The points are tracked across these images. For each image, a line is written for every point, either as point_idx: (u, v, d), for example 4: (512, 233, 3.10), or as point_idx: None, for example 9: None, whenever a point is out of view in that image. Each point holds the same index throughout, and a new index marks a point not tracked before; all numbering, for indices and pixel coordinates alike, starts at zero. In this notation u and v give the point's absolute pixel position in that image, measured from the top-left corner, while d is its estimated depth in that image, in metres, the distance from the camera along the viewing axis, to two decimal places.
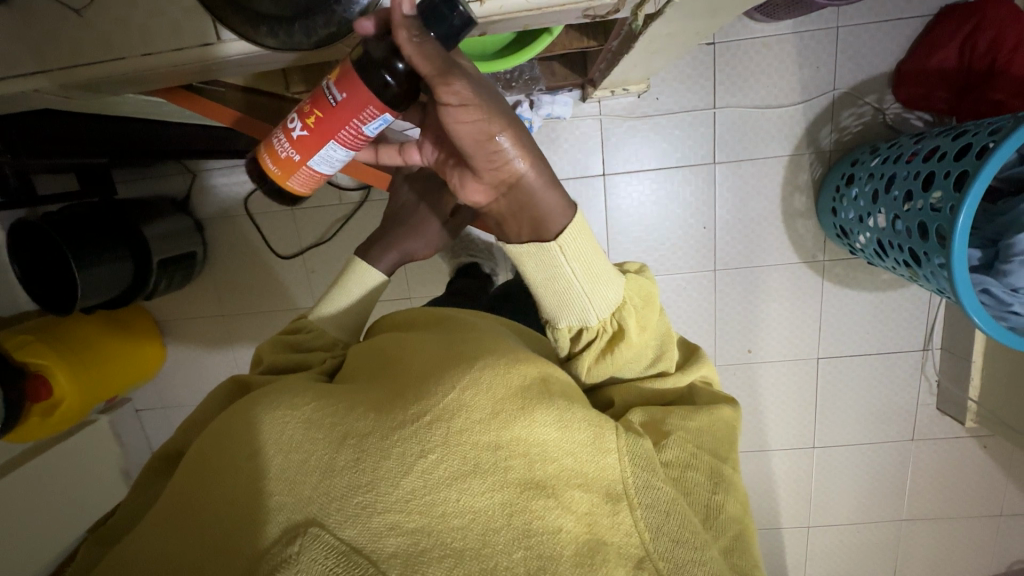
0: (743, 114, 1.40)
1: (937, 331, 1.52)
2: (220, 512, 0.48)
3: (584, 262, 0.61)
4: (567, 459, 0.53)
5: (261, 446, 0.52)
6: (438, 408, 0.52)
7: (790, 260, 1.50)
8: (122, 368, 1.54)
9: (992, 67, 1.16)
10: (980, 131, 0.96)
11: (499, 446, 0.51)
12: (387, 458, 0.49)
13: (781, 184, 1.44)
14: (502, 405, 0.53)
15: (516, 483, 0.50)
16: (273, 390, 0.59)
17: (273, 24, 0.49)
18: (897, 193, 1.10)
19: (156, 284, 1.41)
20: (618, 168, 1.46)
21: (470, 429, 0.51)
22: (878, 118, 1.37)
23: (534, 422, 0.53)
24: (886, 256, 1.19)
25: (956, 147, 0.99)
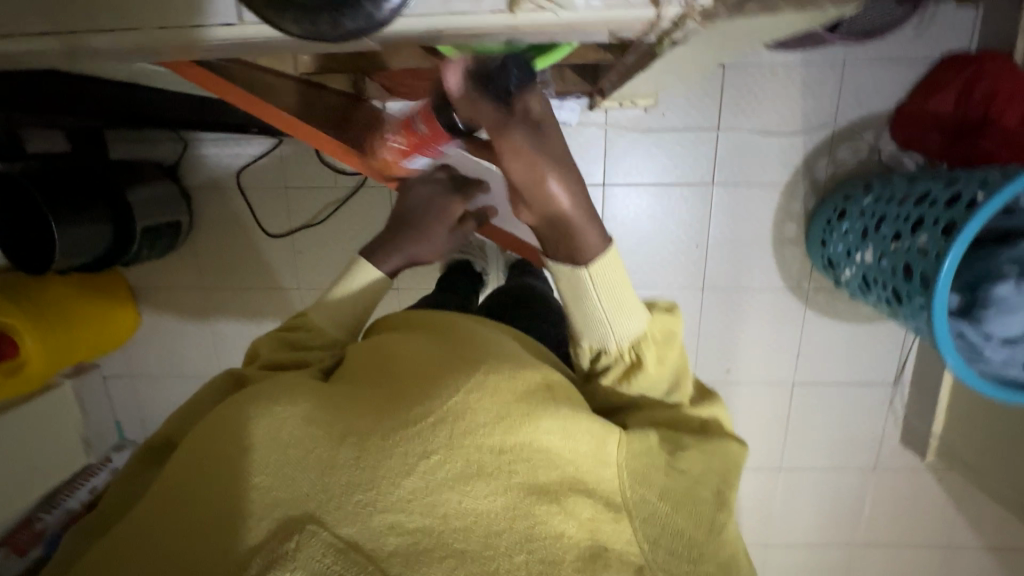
0: (745, 138, 1.42)
1: (908, 366, 1.57)
2: (218, 505, 0.48)
3: (612, 295, 0.62)
4: (569, 467, 0.53)
5: (258, 439, 0.51)
6: (441, 411, 0.52)
7: (777, 285, 1.53)
8: (93, 334, 1.49)
9: (986, 118, 1.19)
10: (970, 180, 0.99)
11: (503, 450, 0.51)
12: (388, 456, 0.49)
13: (774, 211, 1.47)
14: (506, 408, 0.53)
15: (519, 488, 0.50)
16: (270, 386, 0.58)
17: (299, 11, 0.44)
18: (889, 232, 1.13)
19: (138, 251, 1.36)
20: (617, 179, 1.47)
21: (474, 432, 0.51)
22: (874, 156, 1.40)
23: (539, 427, 0.53)
24: (870, 291, 1.22)
25: (948, 193, 1.02)
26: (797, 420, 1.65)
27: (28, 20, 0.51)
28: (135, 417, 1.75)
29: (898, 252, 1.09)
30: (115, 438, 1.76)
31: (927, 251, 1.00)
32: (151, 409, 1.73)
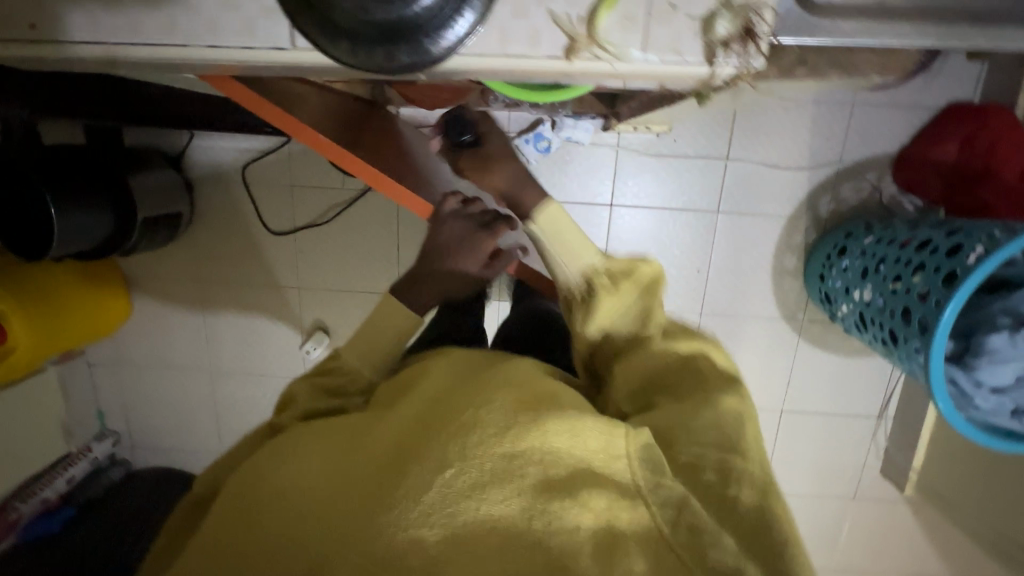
0: (752, 169, 1.44)
1: (893, 401, 1.61)
2: (252, 546, 0.50)
3: (558, 234, 0.82)
4: (582, 463, 0.52)
5: (285, 485, 0.54)
6: (454, 431, 0.54)
7: (773, 315, 1.55)
8: (83, 321, 1.46)
9: (985, 168, 1.23)
10: (973, 233, 1.02)
11: (513, 455, 0.52)
12: (405, 484, 0.51)
13: (775, 242, 1.49)
14: (515, 424, 0.54)
15: (533, 488, 0.50)
16: (304, 433, 0.62)
17: (354, 41, 0.44)
18: (889, 274, 1.17)
19: (138, 241, 1.35)
20: (624, 201, 1.48)
21: (484, 444, 0.53)
22: (875, 196, 1.43)
23: (546, 430, 0.54)
24: (865, 329, 1.25)
25: (950, 242, 1.05)
26: (784, 448, 1.68)
27: (71, 28, 0.50)
28: (120, 407, 1.71)
29: (897, 294, 1.12)
30: (98, 427, 1.72)
31: (927, 298, 1.03)
32: (137, 399, 1.70)
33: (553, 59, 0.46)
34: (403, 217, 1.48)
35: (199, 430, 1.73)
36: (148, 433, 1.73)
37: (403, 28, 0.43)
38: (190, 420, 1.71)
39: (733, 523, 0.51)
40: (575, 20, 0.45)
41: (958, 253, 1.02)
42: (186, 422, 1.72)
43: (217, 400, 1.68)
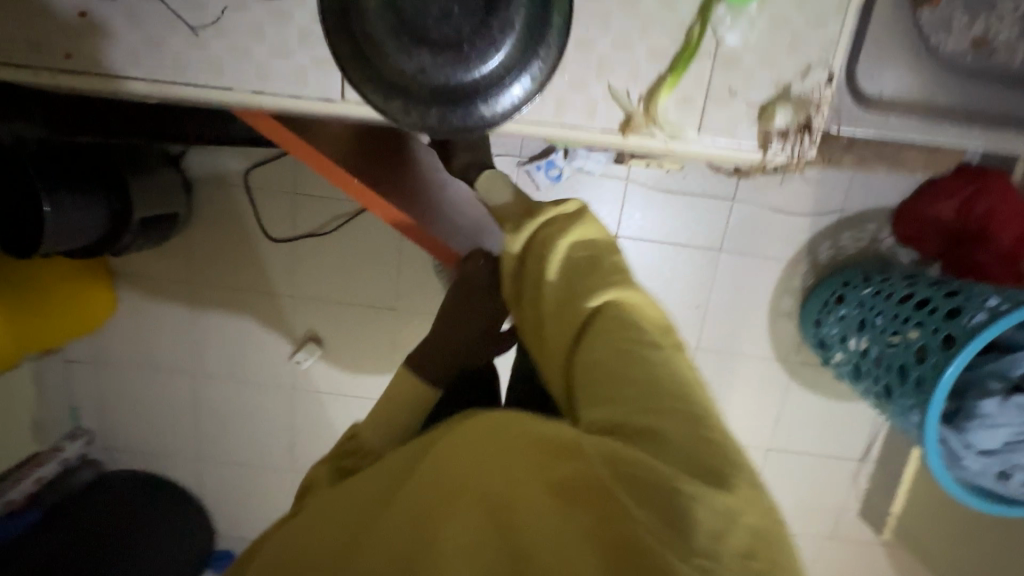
0: (757, 212, 1.46)
1: (876, 446, 1.64)
2: None
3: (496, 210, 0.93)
4: (529, 465, 0.56)
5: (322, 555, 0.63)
6: (417, 483, 0.63)
7: (766, 354, 1.57)
8: (66, 318, 1.41)
9: (983, 230, 1.27)
10: (971, 297, 1.05)
11: (464, 483, 0.58)
12: (398, 541, 0.57)
13: (774, 284, 1.51)
14: (487, 471, 0.57)
15: (486, 501, 0.55)
16: (313, 511, 0.72)
17: (411, 104, 0.70)
18: (886, 328, 1.19)
19: (131, 241, 1.30)
20: (629, 233, 1.48)
21: (439, 485, 0.60)
22: (873, 246, 1.46)
23: (490, 455, 0.59)
24: (860, 379, 1.27)
25: (948, 304, 1.08)
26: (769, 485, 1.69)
27: None
28: (97, 404, 1.65)
29: (894, 350, 1.14)
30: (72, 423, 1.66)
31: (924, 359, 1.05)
32: (116, 398, 1.64)
33: (614, 133, 0.77)
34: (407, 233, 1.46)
35: (179, 433, 1.67)
36: (124, 433, 1.68)
37: (448, 103, 0.70)
38: (169, 422, 1.66)
39: (634, 484, 0.52)
40: (634, 110, 0.75)
41: (955, 316, 1.04)
42: (165, 424, 1.66)
43: (200, 404, 1.64)
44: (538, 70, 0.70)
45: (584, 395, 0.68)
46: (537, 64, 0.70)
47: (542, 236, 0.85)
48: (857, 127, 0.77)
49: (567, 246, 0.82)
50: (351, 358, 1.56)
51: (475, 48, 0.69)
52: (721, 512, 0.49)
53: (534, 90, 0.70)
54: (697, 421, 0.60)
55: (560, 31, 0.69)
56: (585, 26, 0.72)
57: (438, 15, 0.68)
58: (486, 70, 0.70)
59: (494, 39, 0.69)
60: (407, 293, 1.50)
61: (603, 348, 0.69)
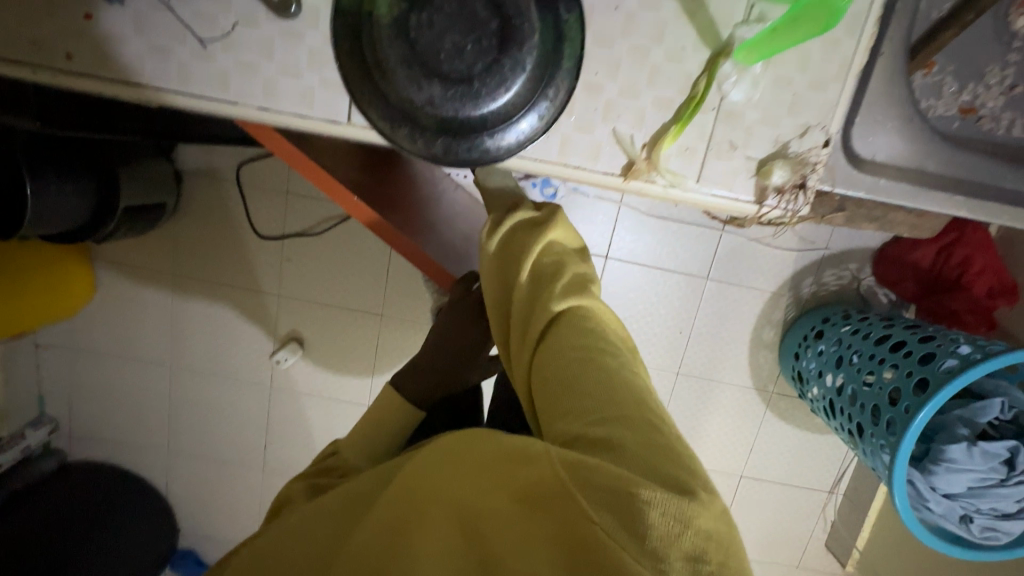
0: (745, 244, 1.49)
1: (845, 479, 1.67)
2: None
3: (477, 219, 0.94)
4: (493, 483, 0.55)
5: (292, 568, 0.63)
6: (384, 506, 0.61)
7: (745, 383, 1.60)
8: (39, 303, 1.37)
9: (961, 280, 1.31)
10: (944, 344, 1.08)
11: (431, 506, 0.57)
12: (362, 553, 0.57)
13: (757, 315, 1.54)
14: (451, 481, 0.58)
15: (454, 528, 0.54)
16: (280, 533, 0.70)
17: (417, 133, 0.71)
18: (861, 368, 1.22)
19: (115, 230, 1.27)
20: (620, 255, 1.50)
21: (406, 511, 0.59)
22: (854, 284, 1.50)
23: (456, 477, 0.58)
24: (833, 416, 1.30)
25: (922, 349, 1.11)
26: (738, 514, 1.71)
27: None
28: (66, 393, 1.61)
29: (868, 390, 1.17)
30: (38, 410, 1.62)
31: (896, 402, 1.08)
32: (86, 388, 1.60)
33: (613, 175, 0.78)
34: None
35: (150, 427, 1.64)
36: (93, 424, 1.63)
37: (455, 134, 0.71)
38: (140, 415, 1.62)
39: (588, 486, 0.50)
40: (637, 156, 0.76)
41: (928, 362, 1.07)
42: (136, 417, 1.63)
43: (174, 398, 1.60)
44: (546, 109, 0.72)
45: (544, 409, 0.68)
46: (545, 103, 0.72)
47: (515, 244, 0.87)
48: (850, 188, 0.78)
49: (539, 252, 0.84)
50: (334, 360, 1.55)
51: (485, 85, 0.69)
52: (675, 515, 0.48)
53: (541, 128, 0.72)
54: (650, 426, 0.59)
55: (571, 73, 0.71)
56: (594, 71, 0.74)
57: (450, 49, 0.68)
58: (495, 107, 0.70)
59: (504, 77, 0.69)
60: (395, 299, 1.49)
61: (563, 356, 0.69)
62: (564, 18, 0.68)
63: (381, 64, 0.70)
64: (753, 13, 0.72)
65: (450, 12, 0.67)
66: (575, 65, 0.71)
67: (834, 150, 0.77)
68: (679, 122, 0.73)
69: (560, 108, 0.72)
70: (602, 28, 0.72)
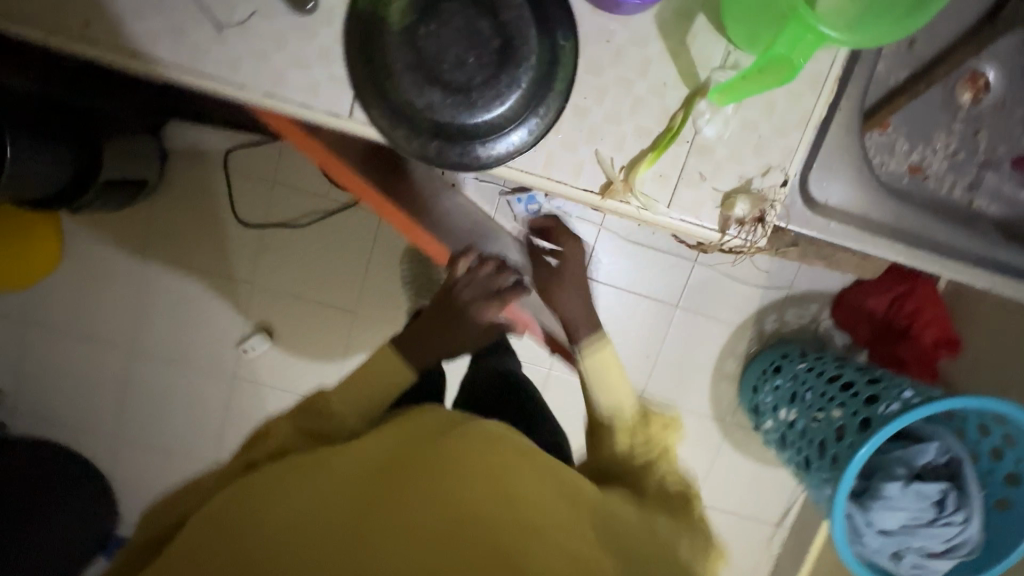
0: (714, 277, 1.56)
1: (792, 513, 1.73)
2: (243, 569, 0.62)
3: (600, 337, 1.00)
4: (543, 523, 0.69)
5: (295, 513, 0.66)
6: (434, 488, 0.70)
7: (704, 412, 1.65)
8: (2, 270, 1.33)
9: (908, 330, 1.39)
10: (889, 387, 1.15)
11: (484, 513, 0.68)
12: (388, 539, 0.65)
13: (721, 346, 1.60)
14: (480, 500, 0.69)
15: (498, 541, 0.66)
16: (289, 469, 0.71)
17: (408, 132, 0.76)
18: (814, 404, 1.28)
19: (93, 200, 1.26)
20: (595, 276, 1.55)
21: (459, 505, 0.68)
22: (813, 325, 1.58)
23: (512, 493, 0.70)
24: (784, 448, 1.35)
25: (869, 390, 1.17)
26: None
27: None
28: (15, 366, 1.55)
29: (818, 426, 1.23)
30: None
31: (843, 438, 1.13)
32: (38, 362, 1.55)
33: (592, 192, 0.81)
34: (381, 239, 1.47)
35: (101, 409, 1.58)
36: (39, 401, 1.57)
37: (449, 140, 0.76)
38: (92, 395, 1.57)
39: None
40: (615, 176, 0.80)
41: (874, 403, 1.14)
42: (88, 397, 1.57)
43: (131, 380, 1.56)
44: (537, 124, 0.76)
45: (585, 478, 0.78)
46: (536, 118, 0.76)
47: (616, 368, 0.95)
48: (805, 228, 0.85)
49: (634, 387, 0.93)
50: (301, 355, 1.53)
51: (481, 97, 0.75)
52: None
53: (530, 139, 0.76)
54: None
55: (561, 94, 0.76)
56: (584, 95, 0.78)
57: (453, 61, 0.75)
58: (488, 118, 0.76)
59: (500, 92, 0.75)
60: (371, 298, 1.50)
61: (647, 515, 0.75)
62: (560, 45, 0.75)
63: (385, 66, 0.75)
64: (729, 61, 0.78)
65: (457, 27, 0.74)
66: (565, 83, 0.75)
67: (792, 191, 0.84)
68: (655, 149, 0.78)
69: (550, 123, 0.76)
70: (593, 57, 0.77)
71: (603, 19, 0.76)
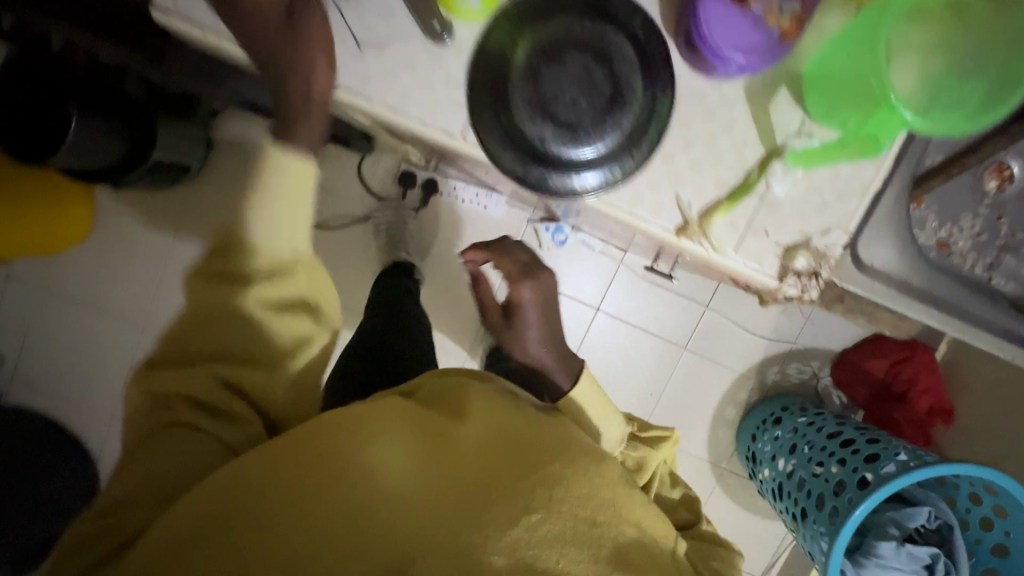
0: (724, 323, 1.61)
1: (777, 567, 1.73)
2: (307, 523, 0.58)
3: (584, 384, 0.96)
4: (609, 506, 0.69)
5: (369, 462, 0.64)
6: (505, 456, 0.69)
7: (701, 454, 1.67)
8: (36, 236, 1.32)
9: (905, 395, 1.44)
10: (887, 447, 1.19)
11: (556, 491, 0.66)
12: (424, 496, 0.62)
13: (723, 392, 1.64)
14: (507, 460, 0.68)
15: (571, 517, 0.65)
16: (354, 415, 0.69)
17: (511, 158, 0.81)
18: (813, 457, 1.31)
19: (137, 177, 1.28)
20: (610, 309, 1.59)
21: (534, 475, 0.67)
22: (813, 380, 1.62)
23: (580, 473, 0.70)
24: (779, 499, 1.38)
25: (868, 449, 1.21)
26: None
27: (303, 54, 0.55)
28: (22, 332, 1.53)
29: (817, 479, 1.26)
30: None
31: (842, 493, 1.17)
32: (48, 331, 1.53)
33: (667, 230, 0.86)
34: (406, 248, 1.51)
35: (98, 386, 1.55)
36: (41, 371, 1.55)
37: (548, 168, 0.81)
38: (94, 371, 1.54)
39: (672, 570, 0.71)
40: (690, 218, 0.86)
41: (873, 461, 1.17)
42: (87, 373, 1.55)
43: (137, 360, 1.54)
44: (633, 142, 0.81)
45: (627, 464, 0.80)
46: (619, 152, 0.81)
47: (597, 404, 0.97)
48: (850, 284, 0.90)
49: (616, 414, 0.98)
50: None
51: (587, 132, 0.81)
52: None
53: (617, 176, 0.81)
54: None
55: (646, 139, 0.81)
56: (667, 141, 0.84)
57: (568, 101, 0.80)
58: (588, 152, 0.81)
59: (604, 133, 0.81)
60: None
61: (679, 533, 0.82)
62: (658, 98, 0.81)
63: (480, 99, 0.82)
64: (804, 128, 0.84)
65: (576, 72, 0.80)
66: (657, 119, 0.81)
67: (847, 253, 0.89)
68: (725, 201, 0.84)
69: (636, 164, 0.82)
70: (680, 109, 0.83)
71: (695, 78, 0.83)
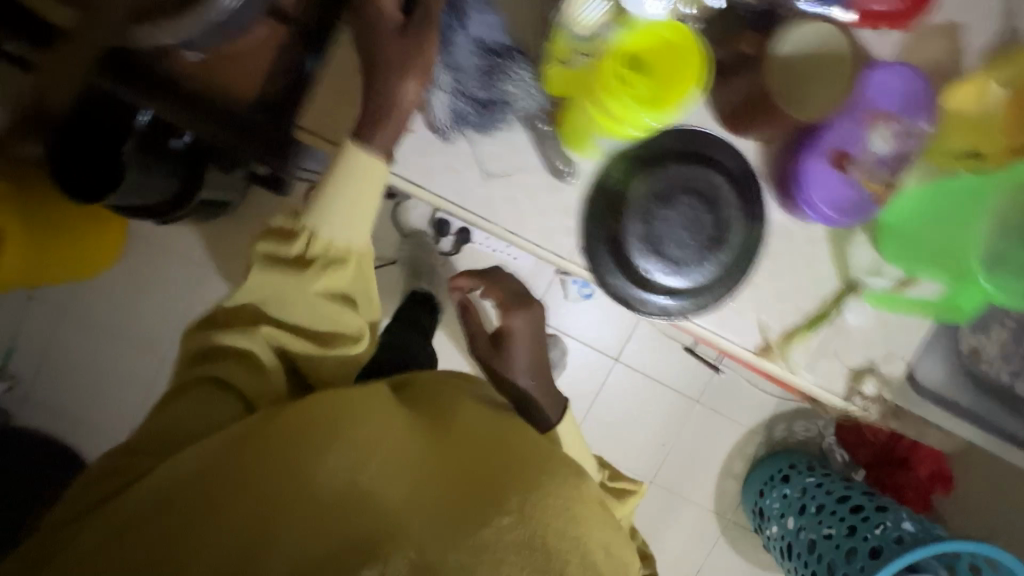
0: (737, 380, 1.66)
1: None
2: (269, 498, 0.58)
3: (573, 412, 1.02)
4: (584, 532, 0.64)
5: (342, 449, 0.63)
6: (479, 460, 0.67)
7: (708, 506, 1.71)
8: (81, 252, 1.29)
9: (908, 461, 1.49)
10: (895, 515, 1.24)
11: (529, 499, 0.63)
12: (403, 483, 0.62)
13: (732, 446, 1.69)
14: (487, 463, 0.67)
15: (532, 530, 0.60)
16: (342, 401, 0.70)
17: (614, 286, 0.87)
18: (823, 520, 1.36)
19: (179, 212, 1.28)
20: (628, 361, 1.63)
21: (508, 483, 0.64)
22: (818, 439, 1.68)
23: (553, 486, 0.66)
24: (787, 557, 1.42)
25: (877, 516, 1.26)
26: None
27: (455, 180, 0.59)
28: (36, 353, 1.51)
29: (828, 544, 1.30)
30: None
31: (854, 560, 1.21)
32: (65, 353, 1.51)
33: None
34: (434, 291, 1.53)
35: (109, 410, 1.53)
36: (54, 394, 1.52)
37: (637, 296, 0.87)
38: (107, 396, 1.52)
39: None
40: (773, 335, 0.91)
41: (881, 529, 1.22)
42: (99, 397, 1.52)
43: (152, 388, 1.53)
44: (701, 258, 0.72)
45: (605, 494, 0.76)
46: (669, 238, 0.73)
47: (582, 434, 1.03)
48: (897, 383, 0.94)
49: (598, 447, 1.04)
50: None
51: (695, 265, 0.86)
52: None
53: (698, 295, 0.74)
54: None
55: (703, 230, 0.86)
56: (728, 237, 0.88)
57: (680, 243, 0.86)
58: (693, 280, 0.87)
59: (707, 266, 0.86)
60: None
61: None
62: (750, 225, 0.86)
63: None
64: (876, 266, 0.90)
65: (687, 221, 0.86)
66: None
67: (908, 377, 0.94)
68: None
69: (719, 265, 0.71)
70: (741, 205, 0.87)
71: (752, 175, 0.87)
